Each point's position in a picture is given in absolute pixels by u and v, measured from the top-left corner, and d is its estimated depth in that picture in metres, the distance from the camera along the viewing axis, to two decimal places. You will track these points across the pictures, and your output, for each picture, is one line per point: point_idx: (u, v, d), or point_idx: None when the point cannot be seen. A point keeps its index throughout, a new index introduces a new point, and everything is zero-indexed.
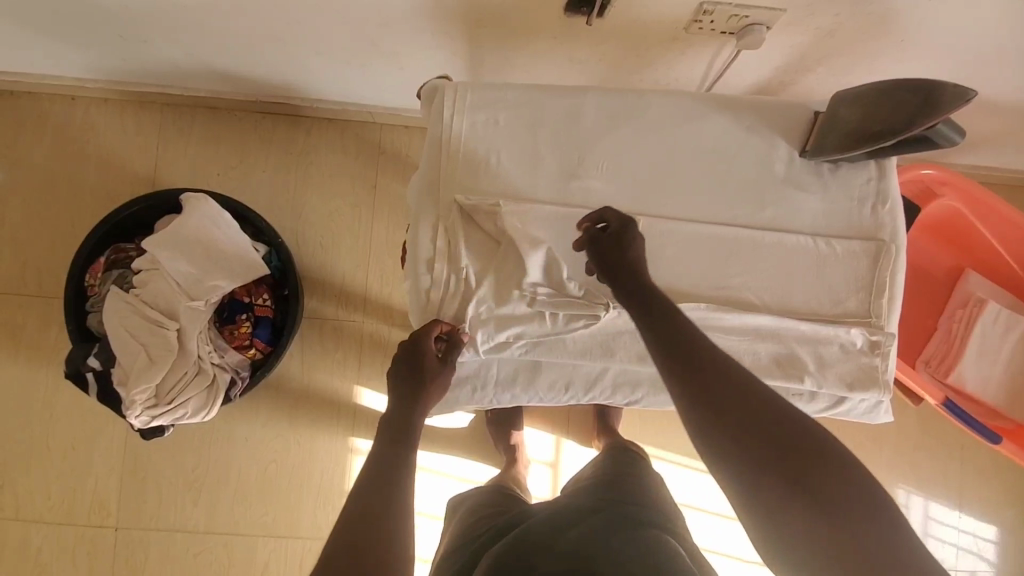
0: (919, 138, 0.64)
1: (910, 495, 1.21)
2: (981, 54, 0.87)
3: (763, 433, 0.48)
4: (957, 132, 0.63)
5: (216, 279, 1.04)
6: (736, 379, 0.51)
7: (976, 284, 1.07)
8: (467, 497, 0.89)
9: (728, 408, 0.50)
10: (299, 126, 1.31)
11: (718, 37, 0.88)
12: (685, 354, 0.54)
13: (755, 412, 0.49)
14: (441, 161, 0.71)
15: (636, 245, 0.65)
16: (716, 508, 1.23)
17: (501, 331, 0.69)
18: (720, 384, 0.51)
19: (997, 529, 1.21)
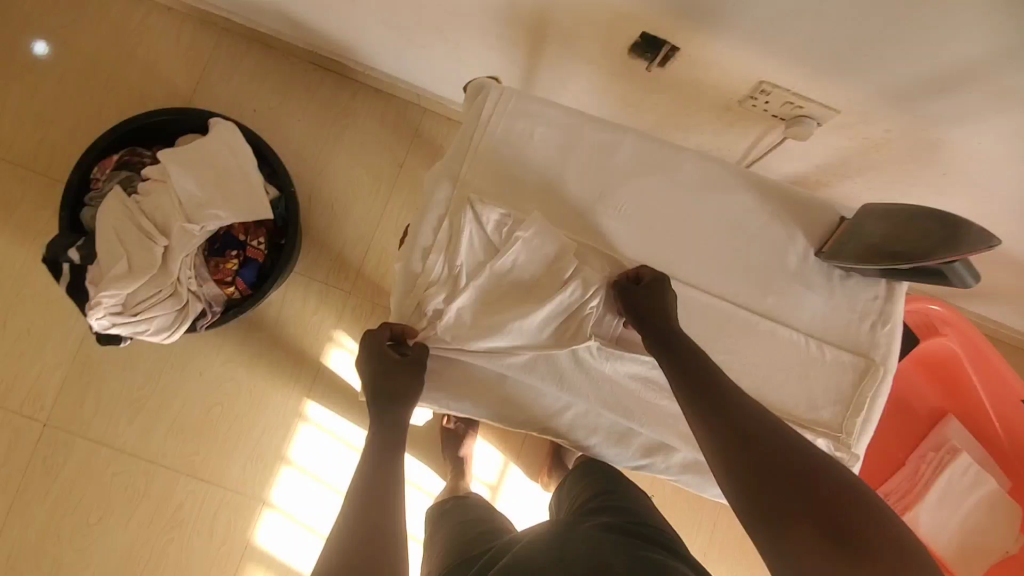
0: (931, 272, 0.63)
1: None
2: (1017, 207, 0.87)
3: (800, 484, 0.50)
4: (969, 276, 0.62)
5: (217, 209, 1.03)
6: (753, 426, 0.54)
7: (955, 432, 1.05)
8: (439, 530, 0.83)
9: (758, 459, 0.52)
10: (346, 88, 1.31)
11: (769, 119, 0.88)
12: (717, 389, 0.58)
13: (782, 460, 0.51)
14: (467, 157, 0.71)
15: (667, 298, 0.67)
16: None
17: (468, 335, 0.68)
18: (758, 429, 0.54)
19: None
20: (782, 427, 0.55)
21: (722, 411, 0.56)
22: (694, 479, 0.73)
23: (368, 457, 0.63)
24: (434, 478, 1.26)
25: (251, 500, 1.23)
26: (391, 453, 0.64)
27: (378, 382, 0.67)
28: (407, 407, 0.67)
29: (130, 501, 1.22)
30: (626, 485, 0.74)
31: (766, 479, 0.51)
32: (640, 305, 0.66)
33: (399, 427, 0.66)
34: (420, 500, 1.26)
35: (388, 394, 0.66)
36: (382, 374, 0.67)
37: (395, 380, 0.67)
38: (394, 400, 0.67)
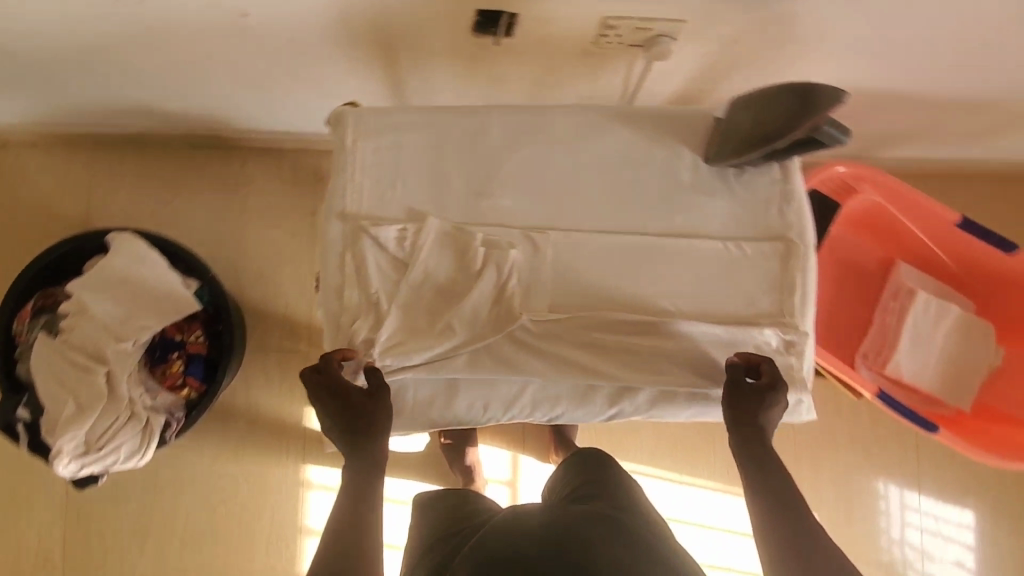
0: (804, 138, 0.64)
1: (890, 486, 1.23)
2: (882, 49, 0.90)
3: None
4: (843, 130, 0.63)
5: (144, 319, 1.02)
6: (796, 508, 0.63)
7: (906, 275, 1.09)
8: (423, 515, 0.83)
9: (791, 530, 0.61)
10: (234, 158, 1.30)
11: (628, 50, 0.89)
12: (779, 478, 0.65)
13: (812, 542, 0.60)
14: (344, 188, 0.70)
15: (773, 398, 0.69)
16: (691, 520, 1.24)
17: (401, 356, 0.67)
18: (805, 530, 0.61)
19: (973, 514, 1.22)
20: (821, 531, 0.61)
21: (774, 486, 0.65)
22: (665, 409, 0.74)
23: (346, 483, 0.64)
24: None
25: None
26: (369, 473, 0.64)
27: (345, 415, 0.65)
28: (383, 441, 0.66)
29: None
30: (615, 467, 0.80)
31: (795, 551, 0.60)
32: (737, 393, 0.69)
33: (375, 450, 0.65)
34: None
35: (358, 429, 0.65)
36: (346, 407, 0.65)
37: (364, 415, 0.65)
38: (363, 434, 0.65)
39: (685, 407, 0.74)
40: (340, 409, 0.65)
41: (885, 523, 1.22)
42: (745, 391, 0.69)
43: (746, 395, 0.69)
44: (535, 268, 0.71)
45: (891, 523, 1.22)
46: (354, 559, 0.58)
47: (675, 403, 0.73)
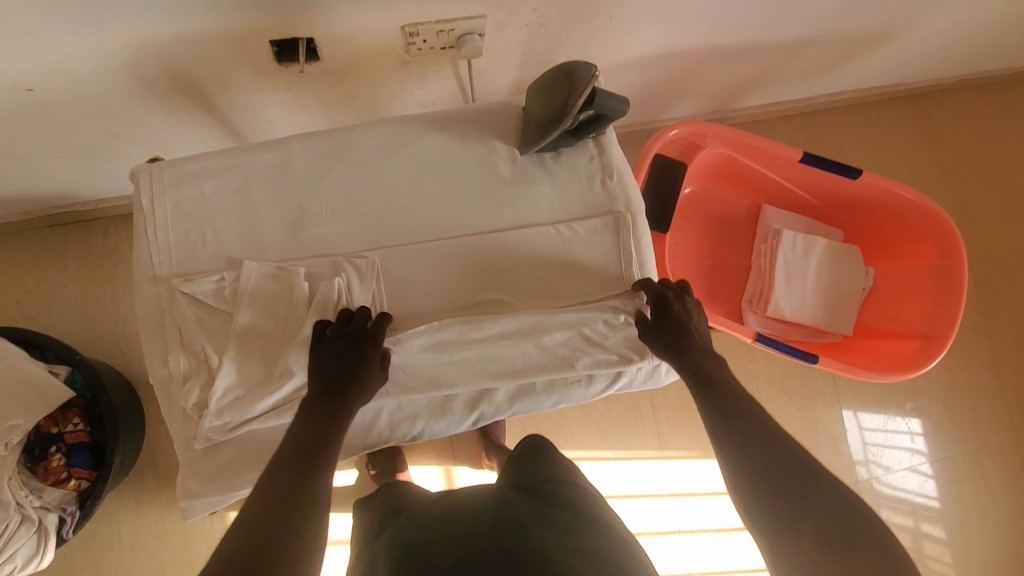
0: (591, 115, 0.70)
1: (846, 412, 1.29)
2: (686, 9, 0.92)
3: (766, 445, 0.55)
4: (618, 100, 0.69)
5: (14, 418, 0.95)
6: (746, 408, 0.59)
7: (771, 217, 1.13)
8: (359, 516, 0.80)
9: (726, 412, 0.59)
10: (94, 230, 1.24)
11: (443, 52, 0.89)
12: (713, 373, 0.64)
13: (768, 437, 0.55)
14: (152, 249, 0.68)
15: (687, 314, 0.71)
16: (634, 491, 1.22)
17: (235, 411, 0.65)
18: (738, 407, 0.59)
19: (920, 421, 1.30)
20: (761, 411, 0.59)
21: (721, 394, 0.61)
22: (527, 403, 0.75)
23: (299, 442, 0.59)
24: None
25: None
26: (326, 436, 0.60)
27: (342, 367, 0.63)
28: (361, 401, 0.64)
29: None
30: (557, 455, 0.80)
31: (746, 450, 0.55)
32: (660, 317, 0.70)
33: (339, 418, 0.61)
34: None
35: (342, 383, 0.63)
36: (366, 356, 0.64)
37: (374, 371, 0.65)
38: (356, 387, 0.63)
39: (546, 396, 0.74)
40: (343, 361, 0.63)
41: (848, 448, 1.28)
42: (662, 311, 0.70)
43: (667, 313, 0.70)
44: (366, 294, 0.69)
45: (853, 447, 1.28)
46: (298, 505, 0.53)
47: (534, 395, 0.74)
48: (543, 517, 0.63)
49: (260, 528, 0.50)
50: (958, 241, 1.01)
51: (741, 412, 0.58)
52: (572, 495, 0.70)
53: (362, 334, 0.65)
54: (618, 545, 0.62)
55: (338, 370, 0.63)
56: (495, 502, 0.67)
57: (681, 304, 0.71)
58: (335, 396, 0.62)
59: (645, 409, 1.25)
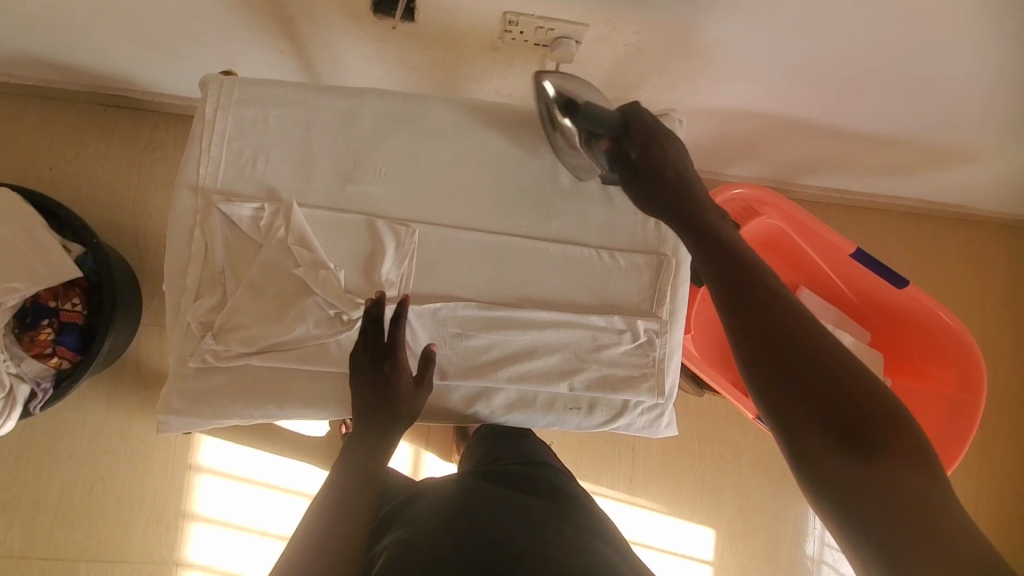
0: (638, 152, 0.63)
1: None
2: (784, 72, 0.90)
3: (837, 398, 0.41)
4: (667, 138, 0.63)
5: (13, 281, 0.95)
6: (793, 329, 0.44)
7: (807, 302, 1.11)
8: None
9: (772, 335, 0.44)
10: (145, 121, 1.24)
11: (535, 48, 0.88)
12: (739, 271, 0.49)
13: (833, 372, 0.42)
14: (202, 159, 0.67)
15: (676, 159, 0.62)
16: None
17: (238, 343, 0.64)
18: (785, 339, 0.44)
19: None
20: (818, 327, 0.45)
21: (762, 311, 0.46)
22: (521, 414, 0.73)
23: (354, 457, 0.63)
24: None
25: (164, 566, 1.19)
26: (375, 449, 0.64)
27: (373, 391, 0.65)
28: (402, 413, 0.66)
29: None
30: (531, 440, 0.80)
31: (813, 410, 0.41)
32: (690, 217, 0.57)
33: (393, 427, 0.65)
34: None
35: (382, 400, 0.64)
36: (389, 377, 0.65)
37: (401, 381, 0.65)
38: (395, 406, 0.65)
39: (541, 415, 0.73)
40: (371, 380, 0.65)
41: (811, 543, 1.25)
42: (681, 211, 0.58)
43: (694, 211, 0.58)
44: (397, 263, 0.69)
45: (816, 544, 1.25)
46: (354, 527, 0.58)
47: (532, 409, 0.72)
48: (524, 509, 0.62)
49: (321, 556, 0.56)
50: (982, 378, 0.99)
51: (877, 433, 0.39)
52: (547, 483, 0.69)
53: (380, 347, 0.65)
54: (596, 542, 0.61)
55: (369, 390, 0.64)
56: (477, 487, 0.66)
57: (667, 162, 0.62)
58: (370, 415, 0.65)
59: (624, 451, 1.23)
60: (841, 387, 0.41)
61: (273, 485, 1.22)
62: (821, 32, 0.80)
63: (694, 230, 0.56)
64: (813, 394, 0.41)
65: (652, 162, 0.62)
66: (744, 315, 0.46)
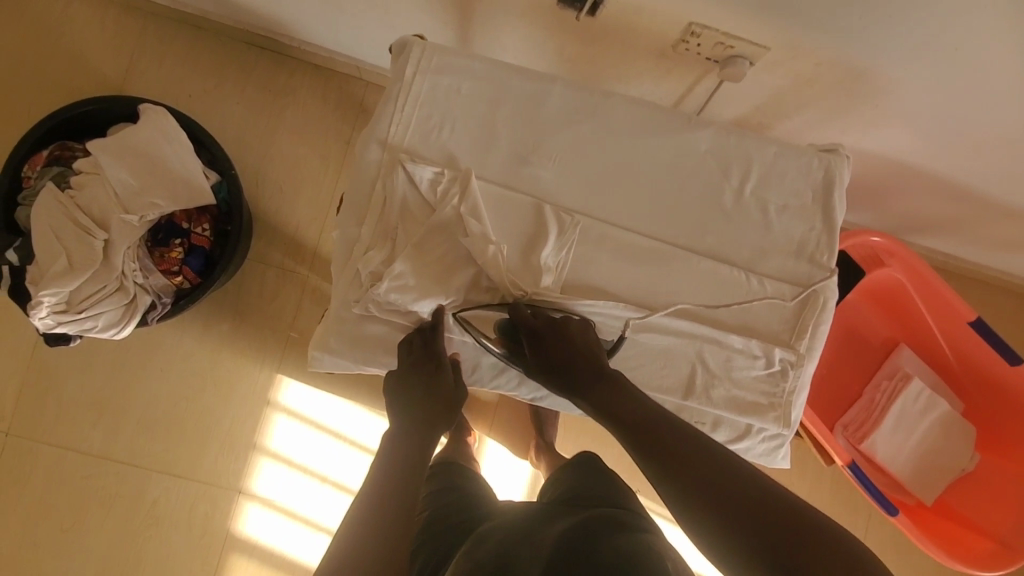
0: (528, 335, 0.67)
1: None
2: (948, 125, 0.89)
3: (733, 499, 0.50)
4: (575, 320, 0.69)
5: (156, 197, 1.00)
6: (688, 442, 0.56)
7: (907, 360, 1.10)
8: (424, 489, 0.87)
9: (678, 466, 0.54)
10: (284, 65, 1.28)
11: (704, 62, 0.88)
12: (635, 408, 0.61)
13: (730, 484, 0.51)
14: (393, 118, 0.69)
15: (582, 332, 0.68)
16: None
17: (401, 300, 0.67)
18: (697, 470, 0.53)
19: None
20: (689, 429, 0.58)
21: (654, 446, 0.57)
22: None
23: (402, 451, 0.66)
24: None
25: (228, 492, 1.24)
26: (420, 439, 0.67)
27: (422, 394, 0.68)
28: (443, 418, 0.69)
29: (102, 504, 1.21)
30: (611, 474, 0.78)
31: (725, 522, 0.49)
32: (601, 377, 0.64)
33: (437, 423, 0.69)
34: None
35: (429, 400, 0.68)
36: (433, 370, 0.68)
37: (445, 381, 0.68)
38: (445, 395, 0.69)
39: None
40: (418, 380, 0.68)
41: None
42: (579, 366, 0.65)
43: (574, 372, 0.65)
44: (556, 249, 0.71)
45: None
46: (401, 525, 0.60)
47: None
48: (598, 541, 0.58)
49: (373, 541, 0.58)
50: None
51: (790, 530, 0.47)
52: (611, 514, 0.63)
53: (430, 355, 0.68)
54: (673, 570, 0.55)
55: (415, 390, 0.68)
56: (542, 530, 0.63)
57: (555, 330, 0.67)
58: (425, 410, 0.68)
59: None
60: (753, 512, 0.49)
61: (342, 437, 1.27)
62: (1003, 90, 0.79)
63: (587, 390, 0.64)
64: (720, 504, 0.50)
65: (540, 342, 0.66)
66: (632, 442, 0.59)
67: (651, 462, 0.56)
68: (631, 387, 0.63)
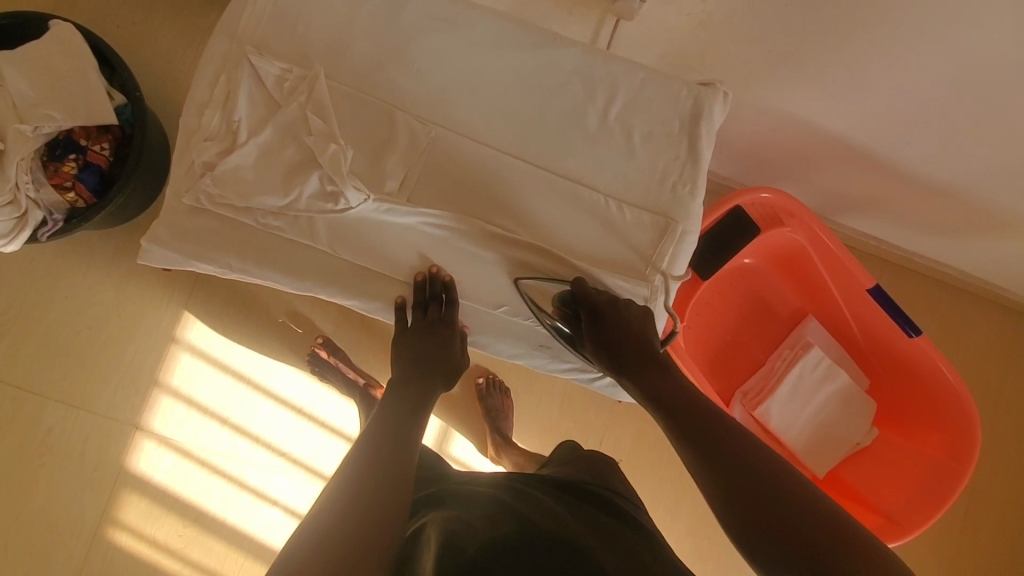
0: (588, 310, 0.68)
1: None
2: (847, 78, 0.87)
3: (776, 504, 0.49)
4: (634, 304, 0.69)
5: (51, 110, 0.98)
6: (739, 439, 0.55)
7: (812, 331, 1.07)
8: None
9: (723, 456, 0.53)
10: (214, 3, 1.27)
11: (599, 0, 0.87)
12: (688, 399, 0.60)
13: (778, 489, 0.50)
14: (245, 11, 0.68)
15: (643, 318, 0.67)
16: None
17: (230, 192, 0.65)
18: (743, 468, 0.52)
19: None
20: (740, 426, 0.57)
21: (700, 435, 0.56)
22: (489, 340, 0.77)
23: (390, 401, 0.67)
24: (310, 397, 1.27)
25: (125, 426, 1.22)
26: (413, 386, 0.69)
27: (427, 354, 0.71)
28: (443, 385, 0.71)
29: None
30: (605, 461, 0.77)
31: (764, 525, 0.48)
32: (651, 360, 0.64)
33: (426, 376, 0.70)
34: (298, 422, 1.27)
35: (429, 369, 0.70)
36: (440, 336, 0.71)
37: (456, 352, 0.72)
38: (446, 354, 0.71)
39: (509, 344, 0.76)
40: (426, 345, 0.71)
41: None
42: (631, 351, 0.65)
43: (625, 351, 0.65)
44: (406, 157, 0.69)
45: None
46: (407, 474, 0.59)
47: (502, 338, 0.75)
48: (607, 537, 0.55)
49: (377, 463, 0.59)
50: (974, 447, 0.94)
51: (828, 544, 0.45)
52: (607, 500, 0.64)
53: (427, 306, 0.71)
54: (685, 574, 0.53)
55: (422, 354, 0.71)
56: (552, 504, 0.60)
57: (614, 311, 0.67)
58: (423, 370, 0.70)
59: None
60: (789, 517, 0.48)
61: (244, 379, 1.26)
62: (890, 36, 0.78)
63: (629, 369, 0.65)
64: (771, 510, 0.49)
65: (598, 321, 0.67)
66: (685, 430, 0.57)
67: (700, 452, 0.55)
68: (680, 374, 0.63)
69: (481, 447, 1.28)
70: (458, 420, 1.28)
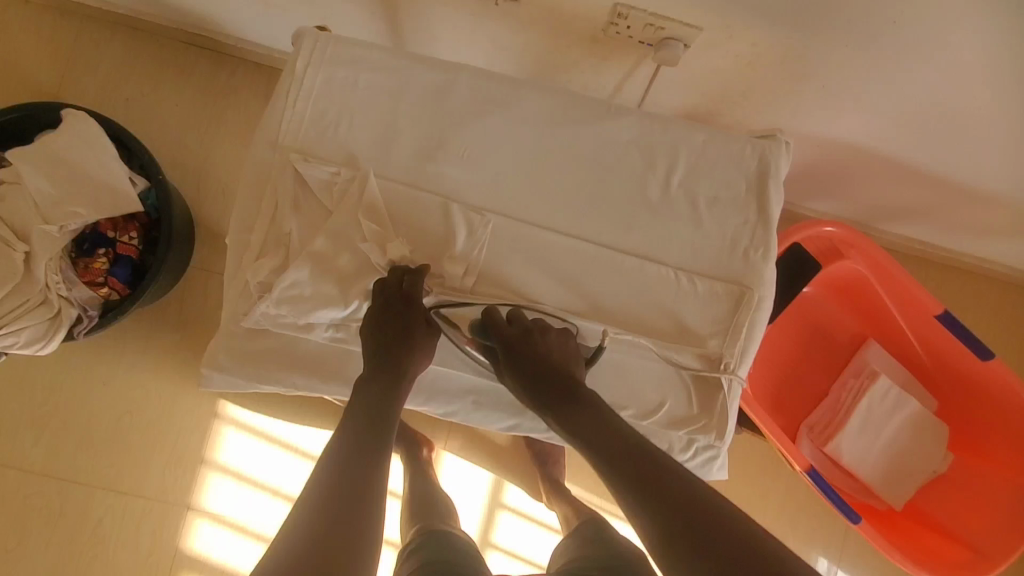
0: (509, 330, 0.63)
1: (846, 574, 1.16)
2: (904, 105, 0.83)
3: (707, 543, 0.45)
4: (564, 333, 0.65)
5: (76, 206, 0.95)
6: (665, 469, 0.51)
7: (875, 357, 1.03)
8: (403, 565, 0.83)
9: (651, 491, 0.50)
10: (223, 65, 1.23)
11: (638, 47, 0.83)
12: (618, 431, 0.56)
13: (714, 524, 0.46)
14: (284, 115, 0.64)
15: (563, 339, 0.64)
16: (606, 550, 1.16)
17: (288, 312, 0.62)
18: (674, 501, 0.48)
19: None
20: (665, 456, 0.53)
21: (628, 467, 0.52)
22: None
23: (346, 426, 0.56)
24: None
25: (175, 507, 1.20)
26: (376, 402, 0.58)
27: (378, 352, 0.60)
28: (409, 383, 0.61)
29: (46, 522, 1.18)
30: None
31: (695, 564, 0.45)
32: (577, 390, 0.60)
33: (391, 394, 0.59)
34: None
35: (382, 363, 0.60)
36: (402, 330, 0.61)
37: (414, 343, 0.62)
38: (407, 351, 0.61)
39: None
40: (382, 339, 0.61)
41: None
42: (560, 382, 0.61)
43: (552, 376, 0.61)
44: (466, 250, 0.65)
45: None
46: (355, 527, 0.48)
47: None
48: None
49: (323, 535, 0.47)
50: None
51: None
52: None
53: (393, 302, 0.61)
54: None
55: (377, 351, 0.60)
56: None
57: (546, 337, 0.63)
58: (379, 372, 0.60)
59: None
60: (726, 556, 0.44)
61: (289, 448, 1.23)
62: None
63: (556, 401, 0.60)
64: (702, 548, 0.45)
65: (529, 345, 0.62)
66: (608, 462, 0.53)
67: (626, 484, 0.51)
68: (603, 404, 0.59)
69: (535, 495, 1.25)
70: (510, 469, 1.25)
